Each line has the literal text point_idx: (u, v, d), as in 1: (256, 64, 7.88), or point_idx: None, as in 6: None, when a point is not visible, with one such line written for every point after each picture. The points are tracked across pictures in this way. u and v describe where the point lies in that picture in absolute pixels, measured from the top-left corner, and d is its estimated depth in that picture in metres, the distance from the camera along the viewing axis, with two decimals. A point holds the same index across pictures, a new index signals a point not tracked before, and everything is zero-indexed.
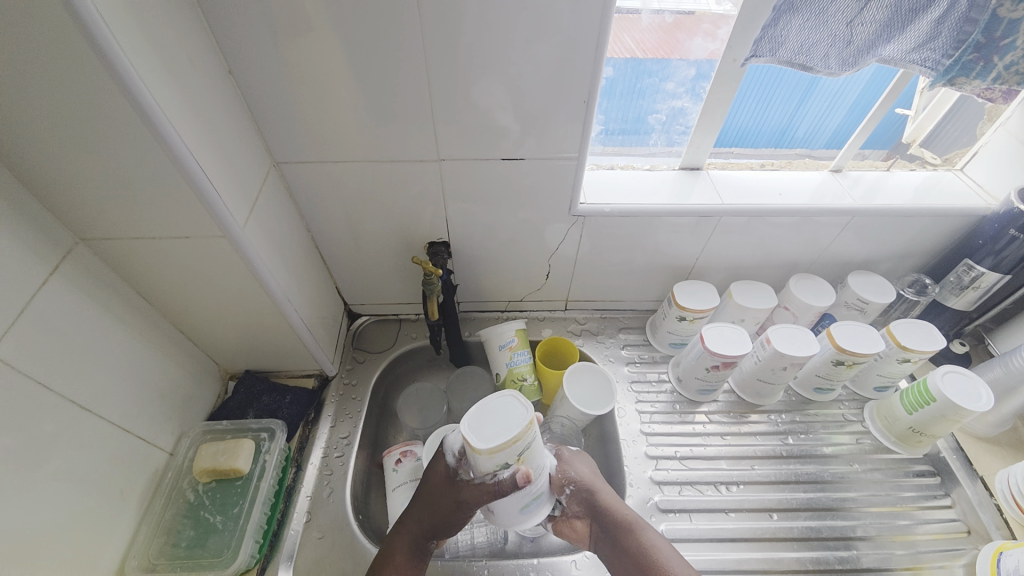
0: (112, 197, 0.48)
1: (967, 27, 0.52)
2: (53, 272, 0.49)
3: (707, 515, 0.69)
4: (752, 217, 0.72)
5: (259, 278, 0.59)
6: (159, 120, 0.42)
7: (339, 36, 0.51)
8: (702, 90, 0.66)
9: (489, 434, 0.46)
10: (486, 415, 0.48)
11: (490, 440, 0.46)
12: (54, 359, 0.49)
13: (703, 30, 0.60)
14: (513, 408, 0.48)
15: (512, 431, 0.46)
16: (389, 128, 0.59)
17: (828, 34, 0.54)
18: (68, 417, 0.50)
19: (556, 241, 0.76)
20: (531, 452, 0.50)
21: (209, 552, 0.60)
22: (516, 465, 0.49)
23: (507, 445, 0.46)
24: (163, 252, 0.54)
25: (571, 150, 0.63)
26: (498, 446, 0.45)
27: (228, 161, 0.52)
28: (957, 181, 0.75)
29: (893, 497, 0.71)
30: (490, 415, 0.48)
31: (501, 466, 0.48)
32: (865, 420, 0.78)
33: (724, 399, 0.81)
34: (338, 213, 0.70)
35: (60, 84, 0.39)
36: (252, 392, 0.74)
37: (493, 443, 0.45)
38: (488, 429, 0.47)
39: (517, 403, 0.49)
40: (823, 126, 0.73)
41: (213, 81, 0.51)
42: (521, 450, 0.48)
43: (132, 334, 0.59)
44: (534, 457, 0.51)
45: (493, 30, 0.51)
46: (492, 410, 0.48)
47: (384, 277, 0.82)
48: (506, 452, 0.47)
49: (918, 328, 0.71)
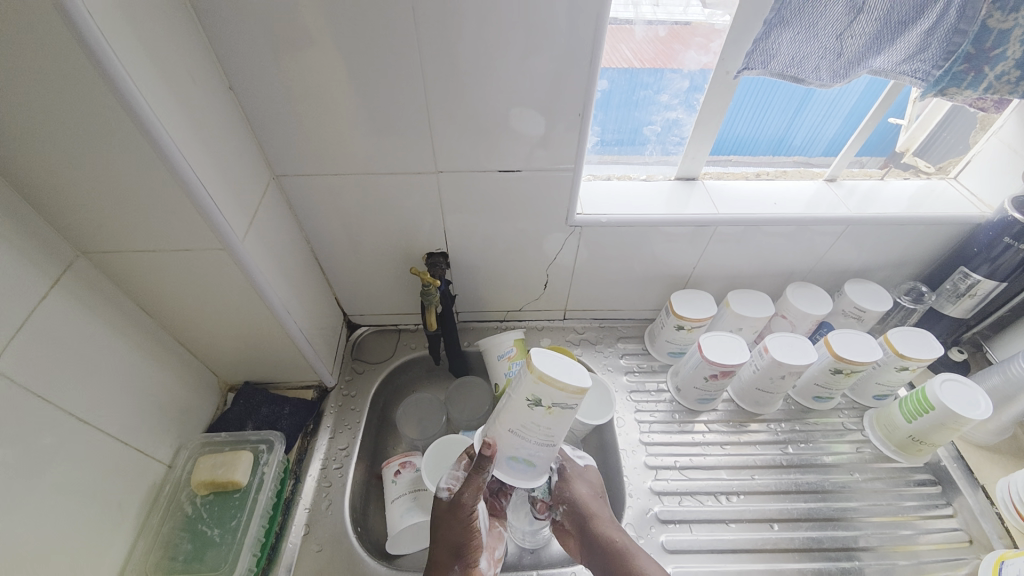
0: (112, 211, 0.48)
1: (956, 38, 0.52)
2: (54, 285, 0.49)
3: (707, 526, 0.68)
4: (747, 226, 0.72)
5: (258, 290, 0.59)
6: (160, 136, 0.43)
7: (337, 51, 0.52)
8: (697, 102, 0.67)
9: (551, 368, 0.47)
10: (558, 359, 0.49)
11: (547, 371, 0.47)
12: (55, 372, 0.49)
13: (695, 44, 0.61)
14: (577, 369, 0.48)
15: (564, 381, 0.46)
16: (387, 141, 0.60)
17: (818, 47, 0.55)
18: (68, 429, 0.51)
19: (553, 252, 0.76)
20: (562, 416, 0.49)
21: (207, 566, 0.60)
22: (543, 413, 0.49)
23: (555, 385, 0.46)
24: (164, 265, 0.55)
25: (568, 161, 0.63)
26: (550, 379, 0.46)
27: (228, 174, 0.53)
28: (951, 190, 0.76)
29: (893, 507, 0.71)
30: (559, 361, 0.48)
31: (533, 401, 0.48)
32: (865, 428, 0.78)
33: (724, 408, 0.81)
34: (337, 225, 0.71)
35: (64, 101, 0.39)
36: (250, 404, 0.74)
37: (544, 373, 0.47)
38: (553, 365, 0.48)
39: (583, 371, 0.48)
40: (820, 135, 0.73)
41: (215, 96, 0.51)
42: (558, 398, 0.48)
43: (132, 347, 0.59)
44: (561, 420, 0.50)
45: (489, 45, 0.52)
46: (566, 357, 0.49)
47: (383, 288, 0.82)
48: (547, 390, 0.47)
49: (916, 336, 0.71)
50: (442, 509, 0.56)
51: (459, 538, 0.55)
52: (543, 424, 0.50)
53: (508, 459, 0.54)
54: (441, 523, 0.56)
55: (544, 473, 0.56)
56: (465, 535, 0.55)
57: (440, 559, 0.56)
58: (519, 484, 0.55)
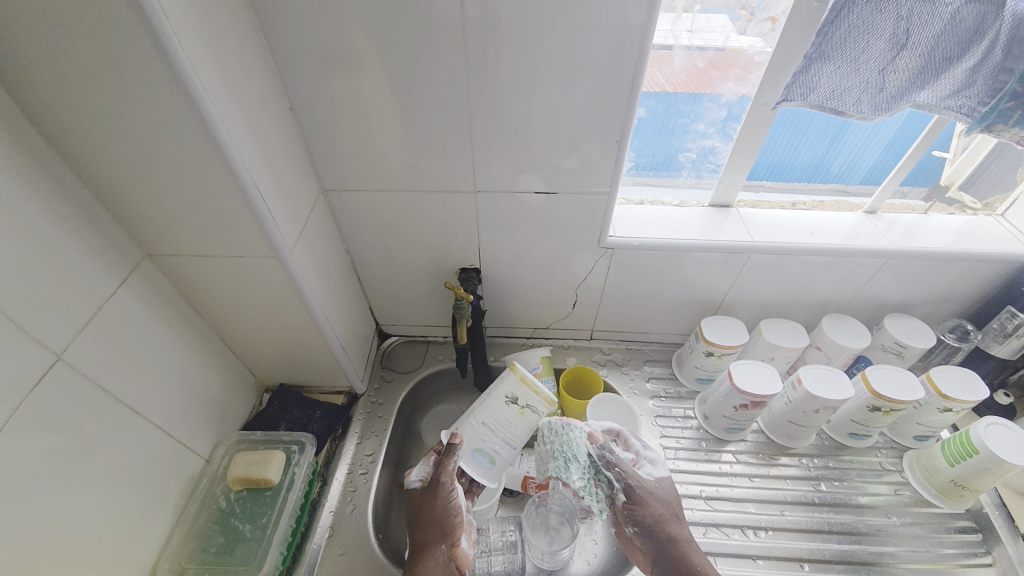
0: (178, 217, 0.52)
1: (1003, 76, 0.51)
2: (121, 283, 0.53)
3: (733, 560, 0.66)
4: (782, 255, 0.72)
5: (302, 296, 0.62)
6: (230, 151, 0.47)
7: (390, 76, 0.55)
8: (733, 131, 0.68)
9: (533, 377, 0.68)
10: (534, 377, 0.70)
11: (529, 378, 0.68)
12: (115, 363, 0.53)
13: (733, 75, 0.62)
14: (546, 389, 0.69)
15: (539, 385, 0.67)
16: (429, 161, 0.63)
17: (860, 81, 0.55)
18: (122, 418, 0.54)
19: (583, 272, 0.77)
20: (530, 418, 0.67)
21: (236, 560, 0.62)
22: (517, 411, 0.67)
23: (534, 387, 0.67)
24: (218, 269, 0.59)
25: (603, 184, 0.65)
26: (529, 379, 0.67)
27: (283, 186, 0.57)
28: (998, 227, 0.74)
29: (934, 555, 0.67)
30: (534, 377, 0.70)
31: (513, 397, 0.67)
32: (904, 470, 0.75)
33: (753, 439, 0.79)
34: (376, 238, 0.74)
35: (149, 118, 0.44)
36: (285, 405, 0.77)
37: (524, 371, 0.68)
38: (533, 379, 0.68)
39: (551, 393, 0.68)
40: (858, 163, 0.72)
41: (277, 115, 0.55)
42: (531, 400, 0.67)
43: (183, 344, 0.63)
44: (527, 420, 0.67)
45: (533, 73, 0.54)
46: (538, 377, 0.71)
47: (416, 300, 0.85)
48: (526, 389, 0.67)
49: (961, 376, 0.68)
50: (422, 494, 0.63)
51: (442, 513, 0.61)
52: (514, 421, 0.67)
53: (474, 451, 0.66)
54: (424, 505, 0.62)
55: (495, 478, 0.66)
56: (448, 509, 0.61)
57: (428, 537, 0.60)
58: (478, 476, 0.65)
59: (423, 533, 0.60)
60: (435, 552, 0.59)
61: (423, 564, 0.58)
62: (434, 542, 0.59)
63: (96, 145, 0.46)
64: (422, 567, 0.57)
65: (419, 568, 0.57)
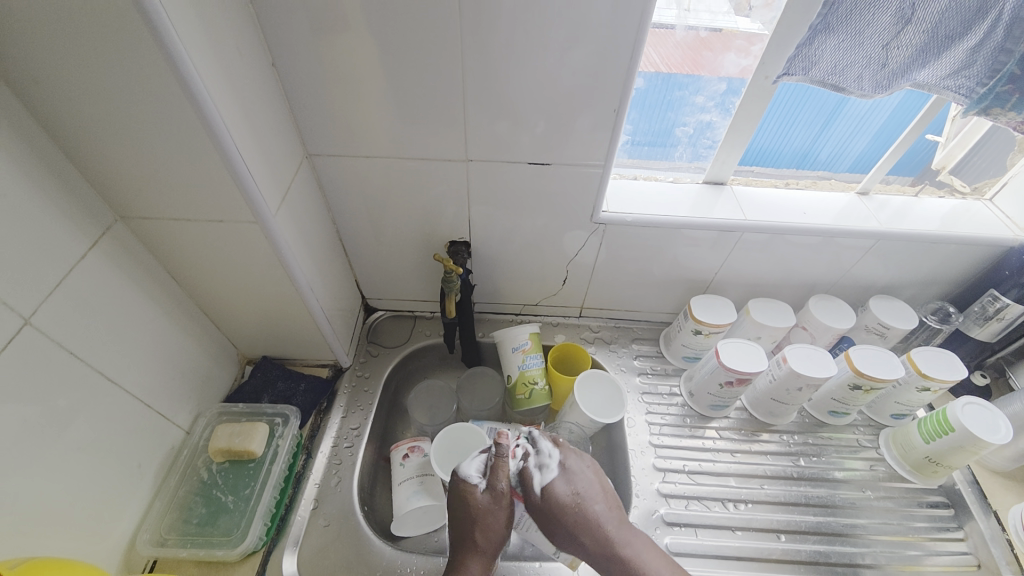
0: (151, 178, 0.49)
1: (1002, 57, 0.51)
2: (92, 246, 0.51)
3: (713, 532, 0.68)
4: (773, 234, 0.71)
5: (285, 265, 0.60)
6: (208, 107, 0.44)
7: (378, 37, 0.52)
8: (732, 105, 0.66)
9: (594, 397, 0.74)
10: (597, 395, 0.75)
11: (587, 398, 0.74)
12: (86, 331, 0.51)
13: (736, 46, 0.60)
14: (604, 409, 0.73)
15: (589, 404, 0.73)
16: (419, 128, 0.61)
17: (863, 56, 0.54)
18: (94, 388, 0.52)
19: (575, 248, 0.76)
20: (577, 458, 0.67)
21: (219, 531, 0.61)
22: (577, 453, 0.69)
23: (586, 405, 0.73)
24: (195, 234, 0.56)
25: (598, 158, 0.63)
26: (584, 399, 0.74)
27: (264, 150, 0.54)
28: (985, 211, 0.75)
29: (904, 527, 0.70)
30: (595, 392, 0.75)
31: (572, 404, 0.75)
32: (880, 447, 0.77)
33: (737, 416, 0.80)
34: (363, 207, 0.72)
35: (117, 69, 0.41)
36: (268, 377, 0.76)
37: (584, 392, 0.75)
38: (594, 401, 0.74)
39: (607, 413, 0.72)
40: (846, 151, 0.72)
41: (257, 71, 0.52)
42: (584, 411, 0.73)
43: (160, 313, 0.61)
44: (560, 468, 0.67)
45: (530, 37, 0.52)
46: (598, 392, 0.75)
47: (404, 273, 0.83)
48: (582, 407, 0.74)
49: (939, 356, 0.70)
50: (488, 497, 0.58)
51: (503, 527, 0.58)
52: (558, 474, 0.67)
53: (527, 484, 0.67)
54: (489, 512, 0.58)
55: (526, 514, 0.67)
56: (510, 521, 0.58)
57: (485, 546, 0.57)
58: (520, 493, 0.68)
59: (482, 539, 0.57)
60: (484, 559, 0.57)
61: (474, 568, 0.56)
62: (488, 551, 0.57)
63: (60, 97, 0.42)
64: (472, 573, 0.56)
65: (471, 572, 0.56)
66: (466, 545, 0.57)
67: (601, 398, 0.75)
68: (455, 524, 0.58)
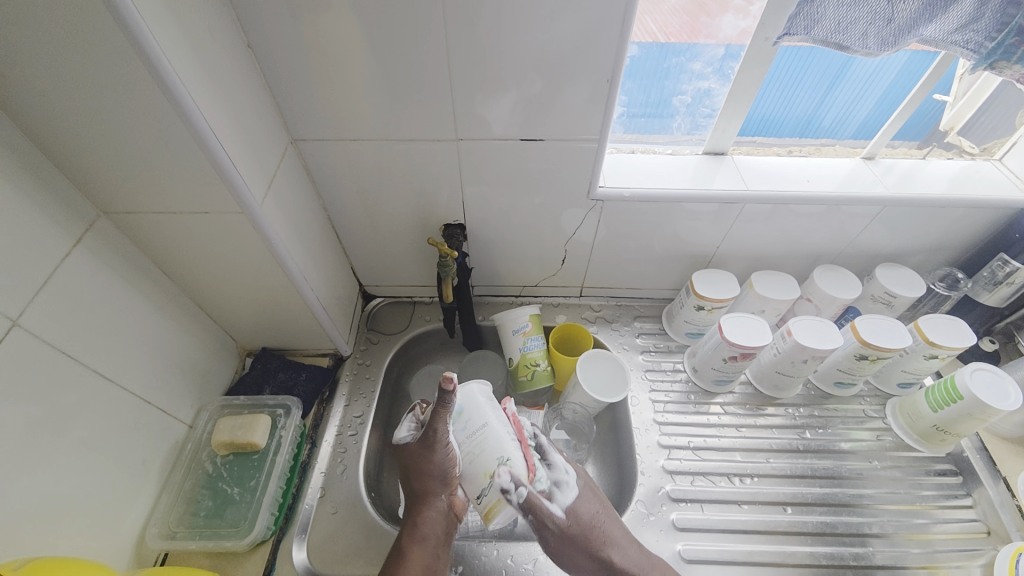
0: (133, 172, 0.48)
1: (1011, 9, 0.49)
2: (77, 244, 0.50)
3: (718, 506, 0.68)
4: (776, 204, 0.70)
5: (276, 257, 0.59)
6: (182, 95, 0.42)
7: (356, 14, 0.50)
8: (731, 70, 0.63)
9: (592, 376, 0.74)
10: (596, 373, 0.74)
11: (587, 377, 0.73)
12: (80, 330, 0.50)
13: (733, 7, 0.58)
14: (607, 390, 0.72)
15: (587, 382, 0.73)
16: (406, 108, 0.59)
17: (868, 11, 0.51)
18: (91, 388, 0.52)
19: (573, 227, 0.75)
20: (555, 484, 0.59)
21: (227, 522, 0.62)
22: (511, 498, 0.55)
23: (584, 385, 0.72)
24: (182, 228, 0.55)
25: (592, 132, 0.61)
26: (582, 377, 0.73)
27: (247, 138, 0.52)
28: (995, 171, 0.72)
29: (911, 496, 0.70)
30: (596, 370, 0.75)
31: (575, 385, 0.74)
32: (887, 416, 0.77)
33: (741, 391, 0.80)
34: (354, 193, 0.70)
35: (84, 64, 0.39)
36: (269, 369, 0.76)
37: (584, 371, 0.74)
38: (594, 380, 0.73)
39: (605, 392, 0.72)
40: (851, 116, 0.70)
41: (231, 53, 0.50)
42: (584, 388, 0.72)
43: (153, 309, 0.60)
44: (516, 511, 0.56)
45: (516, 10, 0.49)
46: (597, 369, 0.75)
47: (400, 259, 0.82)
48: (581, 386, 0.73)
49: (947, 323, 0.69)
50: (416, 445, 0.58)
51: (438, 469, 0.57)
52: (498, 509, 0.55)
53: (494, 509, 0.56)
54: (417, 457, 0.58)
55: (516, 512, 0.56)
56: (447, 462, 0.57)
57: (429, 490, 0.58)
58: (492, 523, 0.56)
59: (422, 484, 0.58)
60: (436, 502, 0.58)
61: (427, 515, 0.58)
62: (434, 494, 0.58)
63: (26, 90, 0.41)
64: (424, 519, 0.58)
65: (421, 520, 0.58)
66: (415, 494, 0.59)
67: (601, 376, 0.74)
68: (404, 474, 0.61)
